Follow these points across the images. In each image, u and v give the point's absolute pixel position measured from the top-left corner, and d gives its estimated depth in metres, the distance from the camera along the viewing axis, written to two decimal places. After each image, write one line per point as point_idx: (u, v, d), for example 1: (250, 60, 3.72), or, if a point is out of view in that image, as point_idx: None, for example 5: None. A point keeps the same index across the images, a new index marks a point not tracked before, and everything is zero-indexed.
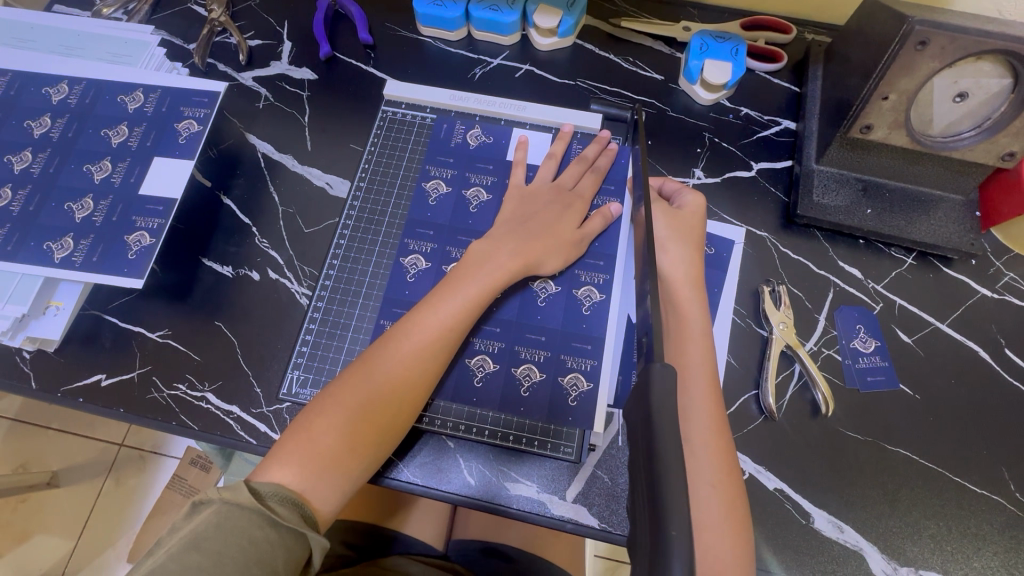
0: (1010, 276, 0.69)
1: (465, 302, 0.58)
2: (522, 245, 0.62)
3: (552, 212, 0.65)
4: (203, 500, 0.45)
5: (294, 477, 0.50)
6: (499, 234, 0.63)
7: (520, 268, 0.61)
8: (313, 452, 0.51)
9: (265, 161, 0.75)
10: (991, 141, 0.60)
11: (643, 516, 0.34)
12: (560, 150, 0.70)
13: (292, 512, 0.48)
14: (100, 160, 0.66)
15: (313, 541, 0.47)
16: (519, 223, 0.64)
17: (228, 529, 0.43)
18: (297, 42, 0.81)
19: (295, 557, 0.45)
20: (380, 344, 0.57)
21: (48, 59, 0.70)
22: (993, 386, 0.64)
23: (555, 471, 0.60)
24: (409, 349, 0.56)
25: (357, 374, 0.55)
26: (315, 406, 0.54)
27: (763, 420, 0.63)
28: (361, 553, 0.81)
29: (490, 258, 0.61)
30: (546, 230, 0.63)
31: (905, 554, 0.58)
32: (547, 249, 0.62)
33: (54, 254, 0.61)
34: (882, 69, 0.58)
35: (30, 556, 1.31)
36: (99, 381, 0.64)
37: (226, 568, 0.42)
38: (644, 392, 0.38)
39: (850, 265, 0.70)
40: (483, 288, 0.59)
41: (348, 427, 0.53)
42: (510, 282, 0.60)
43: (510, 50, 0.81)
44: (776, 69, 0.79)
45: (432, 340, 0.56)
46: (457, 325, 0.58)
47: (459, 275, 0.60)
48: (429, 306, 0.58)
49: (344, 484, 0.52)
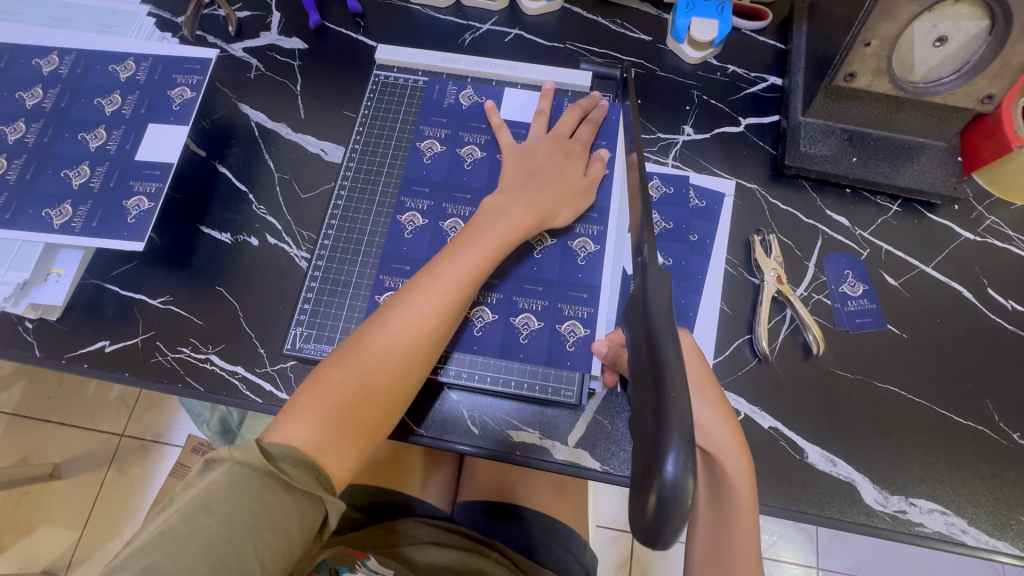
0: (991, 219, 0.71)
1: (476, 261, 0.58)
2: (535, 199, 0.63)
3: (556, 164, 0.66)
4: (217, 458, 0.46)
5: (308, 435, 0.50)
6: (504, 193, 0.63)
7: (532, 224, 0.61)
8: (327, 409, 0.52)
9: (259, 130, 0.75)
10: (971, 84, 0.62)
11: (642, 418, 0.35)
12: (548, 105, 0.72)
13: (305, 468, 0.48)
14: (95, 128, 0.66)
15: (328, 503, 0.48)
16: (524, 178, 0.65)
17: (239, 493, 0.45)
18: (286, 12, 0.81)
19: (310, 522, 0.47)
20: (392, 303, 0.57)
21: (37, 32, 0.70)
22: (978, 323, 0.66)
23: (557, 416, 0.62)
24: (421, 308, 0.56)
25: (370, 334, 0.55)
26: (328, 365, 0.54)
27: (757, 362, 0.64)
28: (369, 515, 0.85)
29: (499, 218, 0.61)
30: (555, 183, 0.64)
31: (896, 484, 0.60)
32: (558, 200, 0.64)
33: (54, 220, 0.61)
34: (865, 13, 0.59)
35: (35, 547, 1.32)
36: (103, 348, 0.65)
37: (240, 531, 0.44)
38: (643, 308, 0.39)
39: (838, 214, 0.71)
40: (494, 246, 0.59)
41: (362, 386, 0.53)
42: (522, 239, 0.61)
43: (499, 15, 0.81)
44: (762, 27, 0.80)
45: (444, 299, 0.56)
46: (468, 282, 0.58)
47: (469, 234, 0.60)
48: (440, 265, 0.58)
49: (358, 442, 0.53)
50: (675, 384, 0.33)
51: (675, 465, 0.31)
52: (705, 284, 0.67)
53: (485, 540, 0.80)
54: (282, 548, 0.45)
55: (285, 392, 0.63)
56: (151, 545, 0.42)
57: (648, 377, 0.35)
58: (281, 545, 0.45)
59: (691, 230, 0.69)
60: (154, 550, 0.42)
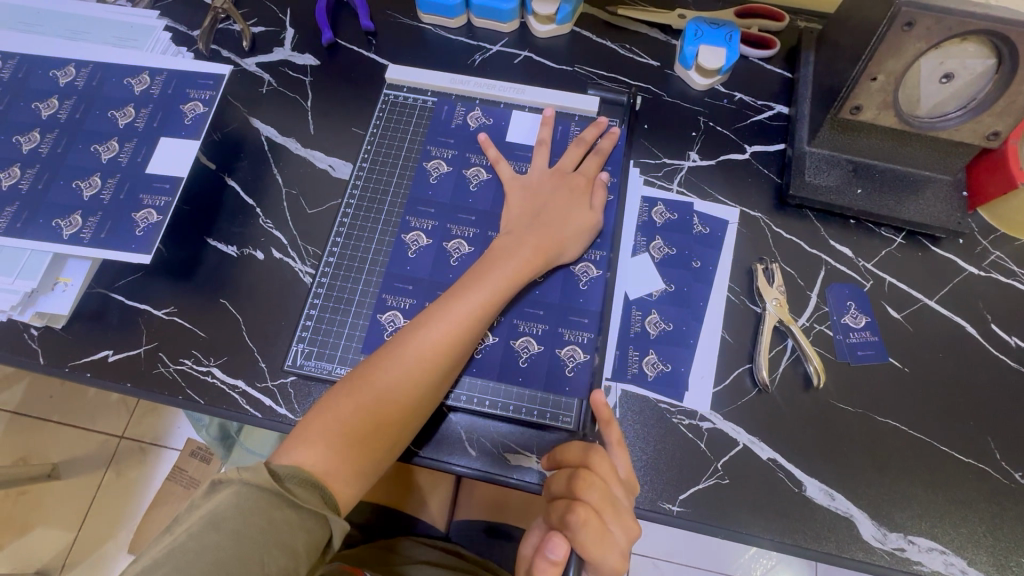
0: (997, 255, 0.71)
1: (487, 295, 0.60)
2: (542, 237, 0.64)
3: (562, 200, 0.68)
4: (223, 480, 0.46)
5: (316, 460, 0.51)
6: (512, 232, 0.65)
7: (539, 264, 0.63)
8: (335, 436, 0.52)
9: (269, 145, 0.76)
10: (976, 121, 0.62)
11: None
12: (549, 134, 0.73)
13: (311, 494, 0.49)
14: (108, 140, 0.67)
15: (332, 523, 0.47)
16: (531, 218, 0.66)
17: (247, 509, 0.44)
18: (300, 29, 0.82)
19: (315, 541, 0.46)
20: (404, 333, 0.58)
21: (55, 44, 0.71)
22: (980, 359, 0.66)
23: (555, 441, 0.62)
24: (434, 338, 0.57)
25: (381, 363, 0.56)
26: (339, 391, 0.55)
27: (757, 393, 0.64)
28: (365, 533, 0.84)
29: (509, 253, 0.63)
30: (559, 225, 0.66)
31: (895, 521, 0.60)
32: (565, 239, 0.65)
33: (63, 230, 0.62)
34: (871, 50, 0.59)
35: (30, 548, 1.32)
36: (107, 357, 0.65)
37: (245, 546, 0.43)
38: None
39: (841, 245, 0.71)
40: (504, 281, 0.61)
41: (371, 413, 0.54)
42: (529, 278, 0.63)
43: (508, 37, 0.82)
44: (769, 56, 0.81)
45: (456, 329, 0.58)
46: (481, 314, 0.59)
47: (480, 270, 0.62)
48: (454, 297, 0.59)
49: (364, 469, 0.53)
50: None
51: None
52: (706, 311, 0.67)
53: (482, 564, 0.79)
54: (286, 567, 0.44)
55: (285, 408, 0.63)
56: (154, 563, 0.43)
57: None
58: (288, 561, 0.44)
59: (693, 256, 0.70)
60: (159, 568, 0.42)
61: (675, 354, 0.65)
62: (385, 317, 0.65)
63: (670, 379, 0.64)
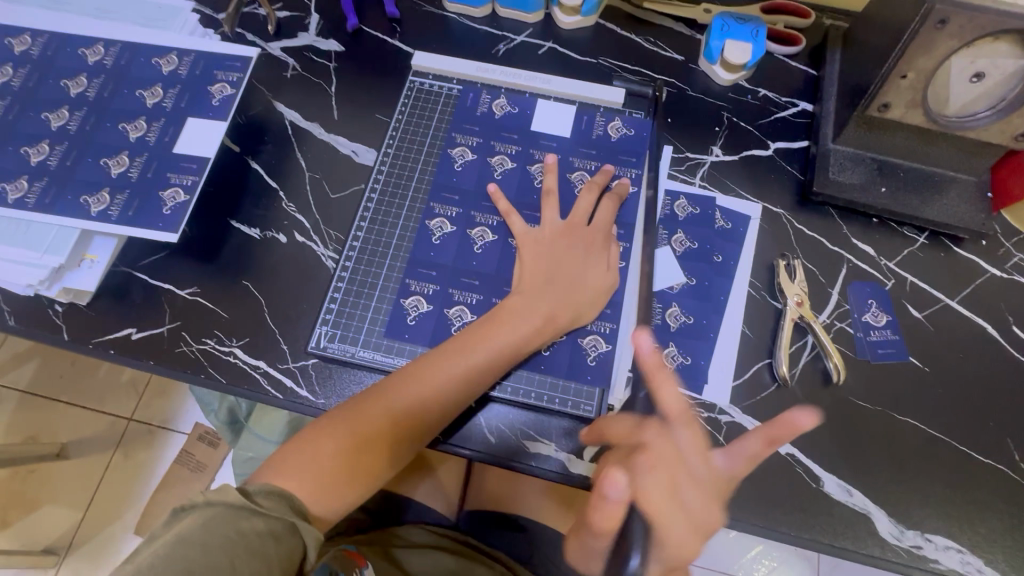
0: (1019, 257, 0.70)
1: (501, 344, 0.59)
2: (560, 298, 0.62)
3: (576, 258, 0.65)
4: (184, 508, 0.48)
5: (297, 483, 0.53)
6: (525, 292, 0.63)
7: (546, 333, 0.61)
8: (318, 465, 0.54)
9: (293, 129, 0.76)
10: (1006, 121, 0.61)
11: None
12: (553, 183, 0.69)
13: (280, 502, 0.51)
14: (135, 119, 0.67)
15: (305, 532, 0.49)
16: (546, 279, 0.63)
17: (212, 527, 0.46)
18: (324, 14, 0.83)
19: (288, 550, 0.48)
20: (402, 374, 0.58)
21: (85, 23, 0.71)
22: (1000, 360, 0.66)
23: (575, 429, 0.62)
24: (428, 391, 0.57)
25: (379, 398, 0.57)
26: (330, 419, 0.56)
27: (776, 388, 0.64)
28: (375, 517, 0.85)
29: (518, 318, 0.60)
30: (575, 284, 0.63)
31: (912, 518, 0.60)
32: (579, 306, 0.63)
33: (91, 207, 0.63)
34: (902, 47, 0.59)
35: (39, 526, 1.33)
36: (130, 335, 0.66)
37: (216, 556, 0.45)
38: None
39: (863, 243, 0.71)
40: (504, 346, 0.59)
41: (357, 451, 0.56)
42: (534, 346, 0.61)
43: (533, 27, 0.82)
44: (795, 52, 0.81)
45: (460, 375, 0.58)
46: (491, 364, 0.59)
47: (487, 325, 0.60)
48: (456, 352, 0.59)
49: (340, 497, 0.56)
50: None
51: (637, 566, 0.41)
52: (727, 306, 0.67)
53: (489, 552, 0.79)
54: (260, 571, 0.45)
55: (306, 389, 0.64)
56: (188, 538, 0.45)
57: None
58: (259, 565, 0.45)
59: (715, 250, 0.70)
60: (182, 557, 0.44)
61: (695, 347, 0.65)
62: (408, 302, 0.65)
63: (690, 372, 0.64)
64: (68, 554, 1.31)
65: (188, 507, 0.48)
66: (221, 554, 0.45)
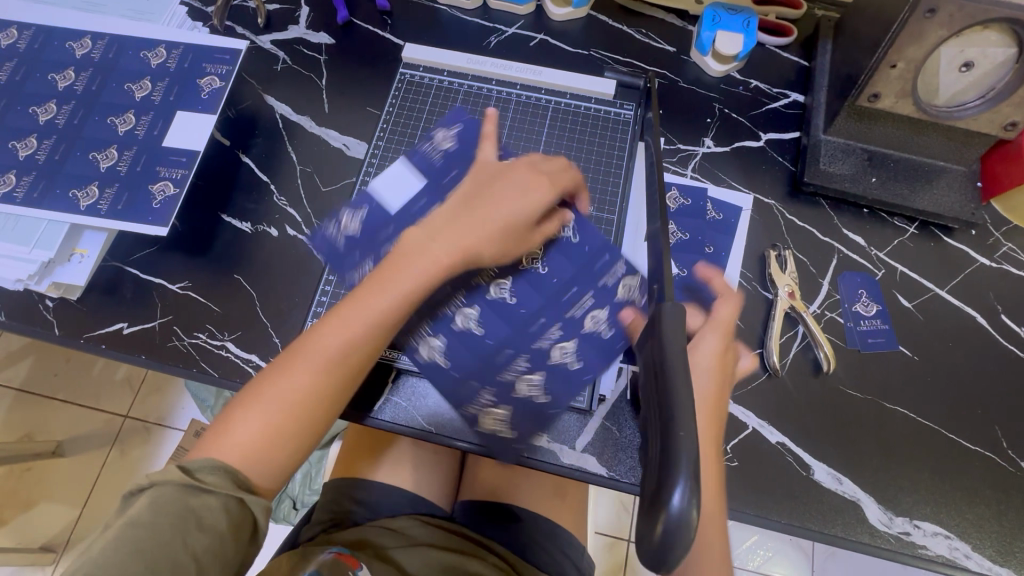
0: (1009, 246, 0.71)
1: (410, 280, 0.54)
2: (465, 233, 0.56)
3: (500, 191, 0.58)
4: (134, 491, 0.46)
5: (224, 458, 0.50)
6: (435, 223, 0.57)
7: (453, 261, 0.55)
8: (243, 436, 0.50)
9: (284, 123, 0.76)
10: (994, 111, 0.62)
11: (647, 425, 0.35)
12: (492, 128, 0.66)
13: (227, 479, 0.48)
14: (124, 112, 0.67)
15: (252, 504, 0.49)
16: (464, 209, 0.58)
17: (162, 506, 0.45)
18: (314, 7, 0.82)
19: (239, 521, 0.48)
20: (315, 328, 0.54)
21: (72, 16, 0.71)
22: (989, 348, 0.66)
23: (566, 421, 0.62)
24: (338, 339, 0.53)
25: (295, 356, 0.53)
26: (254, 385, 0.53)
27: (767, 377, 0.65)
28: (369, 509, 0.84)
29: (420, 251, 0.56)
30: (502, 213, 0.57)
31: (901, 505, 0.60)
32: (489, 236, 0.56)
33: (80, 201, 0.62)
34: (891, 36, 0.59)
35: (36, 522, 1.33)
36: (122, 330, 0.65)
37: (165, 532, 0.45)
38: (654, 329, 0.38)
39: (854, 233, 0.72)
40: (413, 280, 0.54)
41: (281, 413, 0.51)
42: (439, 278, 0.55)
43: (524, 19, 0.82)
44: (786, 43, 0.81)
45: (369, 317, 0.54)
46: (403, 302, 0.54)
47: (392, 263, 0.55)
48: (360, 296, 0.55)
49: (276, 464, 0.52)
50: (681, 421, 0.31)
51: (681, 498, 0.30)
52: None
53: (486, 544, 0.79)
54: (212, 546, 0.46)
55: None
56: (136, 520, 0.44)
57: (658, 403, 0.34)
58: (211, 540, 0.46)
59: (706, 241, 0.70)
60: (133, 539, 0.44)
61: None
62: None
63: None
64: (64, 552, 1.31)
65: (137, 490, 0.46)
66: (171, 532, 0.45)
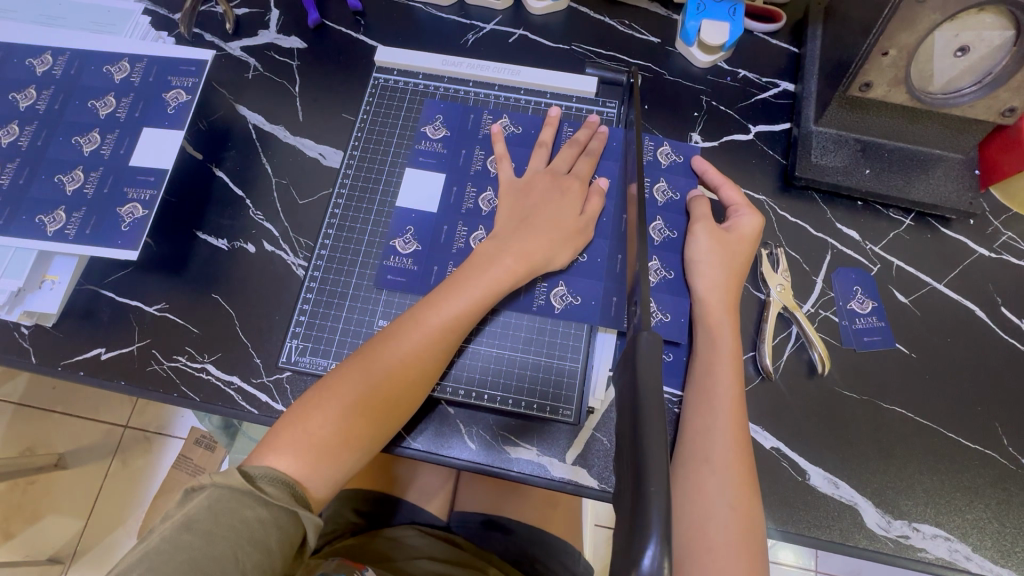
0: (1008, 235, 0.69)
1: (482, 291, 0.58)
2: (526, 247, 0.61)
3: (553, 202, 0.64)
4: (195, 487, 0.45)
5: (290, 460, 0.50)
6: (499, 238, 0.62)
7: (521, 275, 0.60)
8: (312, 436, 0.51)
9: (257, 133, 0.74)
10: (992, 97, 0.59)
11: (628, 476, 0.37)
12: (550, 137, 0.70)
13: (285, 491, 0.48)
14: (89, 132, 0.65)
15: (305, 519, 0.47)
16: (520, 223, 0.63)
17: (219, 511, 0.44)
18: (285, 10, 0.79)
19: (290, 537, 0.46)
20: (383, 334, 0.57)
21: (30, 30, 0.68)
22: (990, 343, 0.64)
23: (555, 434, 0.61)
24: (410, 347, 0.55)
25: (372, 357, 0.55)
26: (316, 391, 0.53)
27: (760, 381, 0.63)
28: (371, 520, 0.82)
29: (489, 266, 0.60)
30: (549, 225, 0.63)
31: (899, 508, 0.59)
32: (553, 245, 0.62)
33: (47, 226, 0.60)
34: (883, 23, 0.56)
35: (40, 538, 1.25)
36: (100, 355, 0.64)
37: (219, 546, 0.43)
38: (632, 356, 0.41)
39: (848, 228, 0.69)
40: (484, 292, 0.58)
41: (351, 416, 0.52)
42: (509, 290, 0.60)
43: (503, 14, 0.79)
44: (775, 30, 0.78)
45: (442, 325, 0.57)
46: (472, 313, 0.58)
47: (461, 276, 0.59)
48: (431, 306, 0.58)
49: (336, 470, 0.52)
50: (653, 478, 0.33)
51: (653, 557, 0.30)
52: None
53: (485, 557, 0.77)
54: (263, 562, 0.44)
55: (282, 404, 0.62)
56: (193, 524, 0.43)
57: (633, 455, 0.36)
58: (262, 557, 0.44)
59: None
60: (186, 545, 0.42)
61: (675, 341, 0.63)
62: (381, 291, 0.66)
63: (666, 330, 0.63)
64: (72, 563, 1.24)
65: (197, 485, 0.46)
66: (225, 545, 0.43)
